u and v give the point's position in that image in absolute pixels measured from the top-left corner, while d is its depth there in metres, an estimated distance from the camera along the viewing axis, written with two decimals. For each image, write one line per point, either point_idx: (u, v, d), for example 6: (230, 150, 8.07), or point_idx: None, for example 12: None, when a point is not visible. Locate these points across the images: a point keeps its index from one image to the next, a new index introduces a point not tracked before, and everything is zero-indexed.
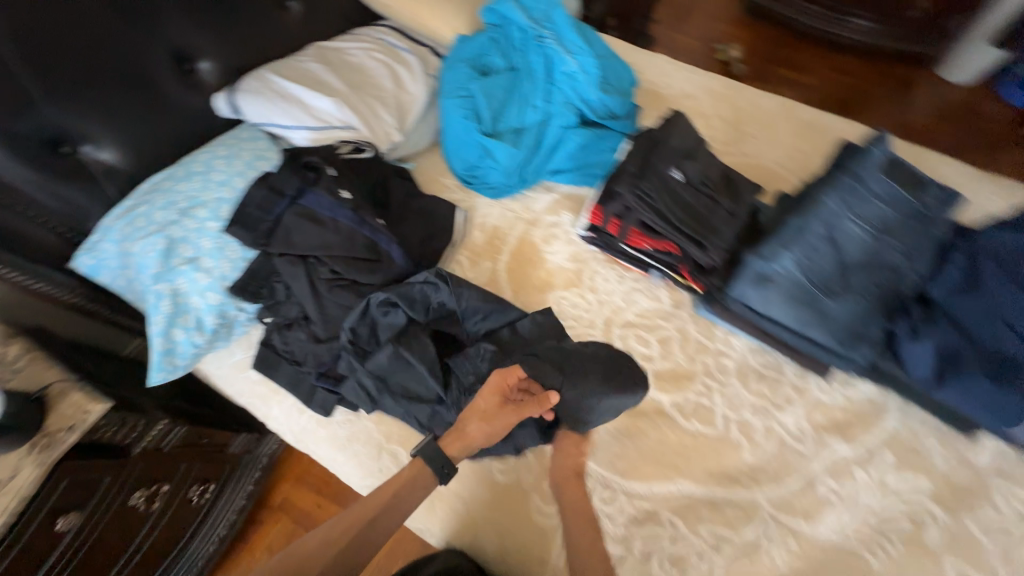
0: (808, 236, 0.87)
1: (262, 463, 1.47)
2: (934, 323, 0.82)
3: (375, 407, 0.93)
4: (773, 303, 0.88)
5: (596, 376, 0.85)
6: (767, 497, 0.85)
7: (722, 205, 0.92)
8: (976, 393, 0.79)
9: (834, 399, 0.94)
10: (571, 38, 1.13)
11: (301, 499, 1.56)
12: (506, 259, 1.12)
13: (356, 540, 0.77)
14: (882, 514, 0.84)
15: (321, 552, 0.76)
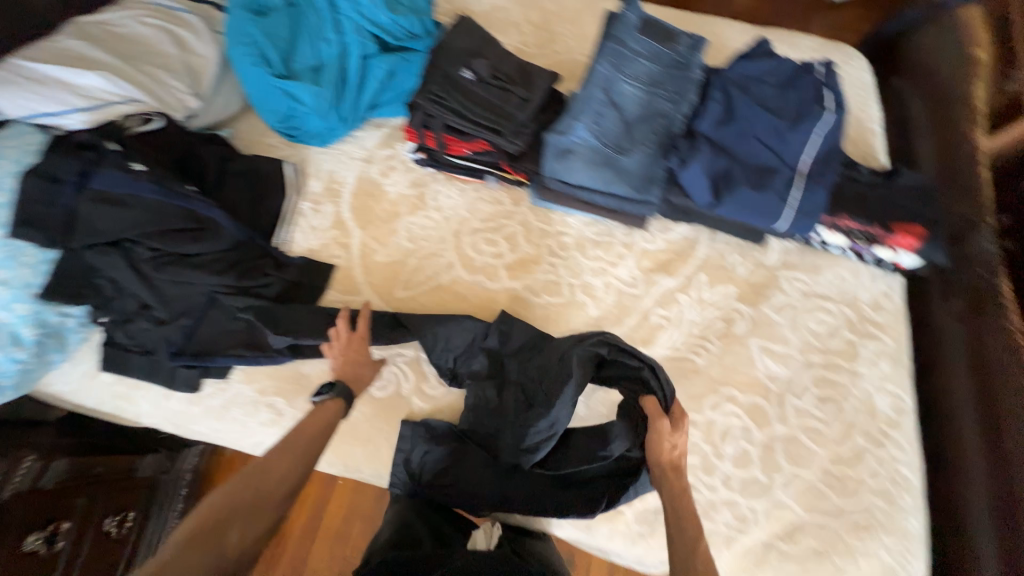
0: (591, 103, 0.97)
1: (188, 479, 1.34)
2: (699, 150, 0.95)
3: (243, 369, 0.94)
4: (577, 171, 0.97)
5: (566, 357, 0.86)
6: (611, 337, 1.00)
7: (513, 94, 0.99)
8: (742, 202, 0.95)
9: (656, 245, 1.09)
10: None
11: None
12: (348, 200, 1.13)
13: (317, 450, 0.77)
14: (704, 323, 1.01)
15: (283, 465, 0.73)
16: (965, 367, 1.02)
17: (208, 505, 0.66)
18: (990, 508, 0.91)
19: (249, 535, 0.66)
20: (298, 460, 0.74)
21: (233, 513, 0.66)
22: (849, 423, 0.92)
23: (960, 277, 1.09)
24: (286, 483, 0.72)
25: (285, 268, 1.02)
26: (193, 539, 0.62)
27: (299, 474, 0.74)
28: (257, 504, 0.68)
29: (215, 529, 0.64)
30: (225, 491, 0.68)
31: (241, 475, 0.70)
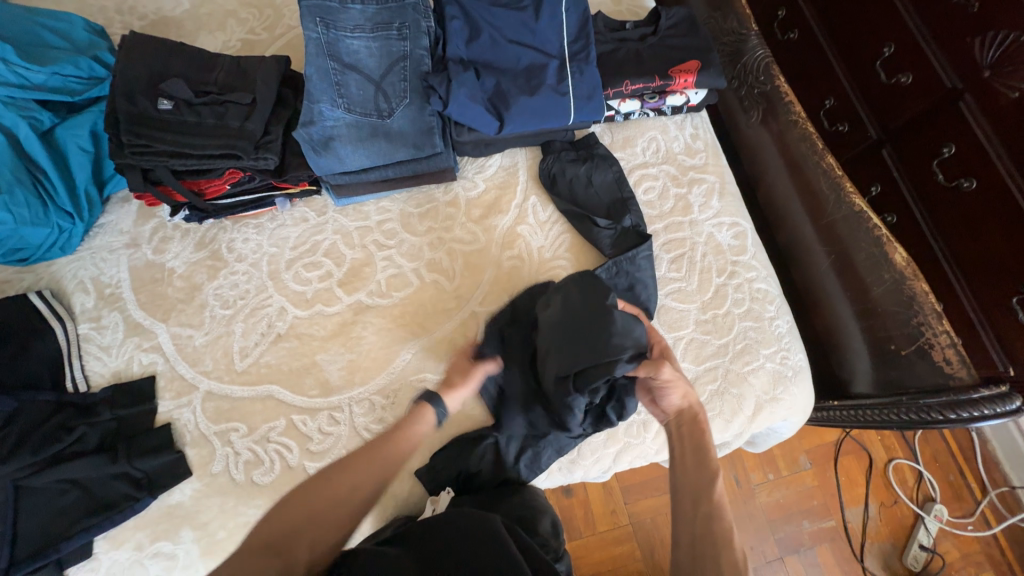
0: (325, 76, 0.86)
1: None
2: (456, 77, 0.87)
3: (107, 535, 0.82)
4: (349, 155, 0.88)
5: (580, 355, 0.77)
6: (477, 301, 0.96)
7: (231, 104, 0.84)
8: (527, 112, 0.90)
9: (478, 189, 1.03)
10: None
11: None
12: (133, 298, 0.95)
13: (391, 463, 0.73)
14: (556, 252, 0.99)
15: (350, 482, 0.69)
16: (780, 165, 1.09)
17: (277, 512, 0.66)
18: (835, 276, 1.01)
19: (312, 554, 0.64)
20: (364, 480, 0.70)
21: (293, 529, 0.65)
22: (703, 270, 0.97)
23: (749, 86, 1.15)
24: (351, 501, 0.69)
25: (93, 410, 0.86)
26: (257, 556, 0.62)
27: (366, 492, 0.70)
28: (315, 520, 0.66)
29: (275, 544, 0.63)
30: (294, 501, 0.67)
31: (307, 483, 0.69)
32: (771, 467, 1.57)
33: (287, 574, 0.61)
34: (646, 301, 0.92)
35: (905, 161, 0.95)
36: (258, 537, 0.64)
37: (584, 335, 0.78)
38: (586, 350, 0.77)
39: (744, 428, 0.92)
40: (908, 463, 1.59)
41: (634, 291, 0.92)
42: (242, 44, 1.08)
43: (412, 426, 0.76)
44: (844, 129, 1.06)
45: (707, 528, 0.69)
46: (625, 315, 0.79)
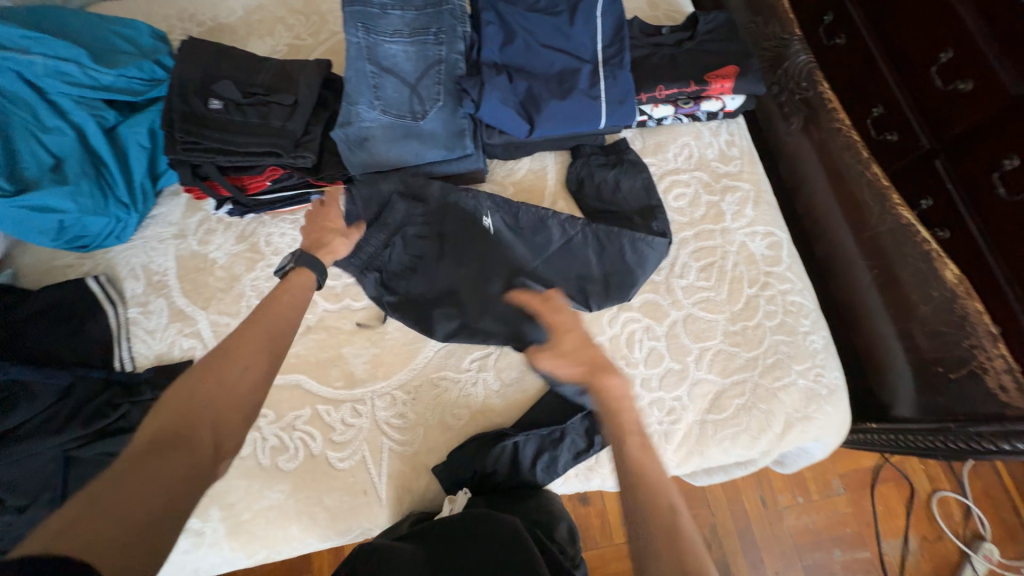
0: (363, 79, 0.89)
1: None
2: (489, 81, 0.88)
3: None
4: (383, 154, 0.92)
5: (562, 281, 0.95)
6: None
7: (275, 104, 0.88)
8: (558, 116, 0.90)
9: (506, 192, 1.03)
10: (6, 33, 0.91)
11: None
12: (177, 286, 1.01)
13: (277, 335, 0.71)
14: (567, 242, 0.96)
15: (243, 365, 0.66)
16: (822, 174, 1.05)
17: (174, 398, 0.62)
18: (878, 292, 0.96)
19: (216, 434, 0.62)
20: (254, 359, 0.67)
21: (189, 414, 0.61)
22: (734, 280, 0.95)
23: (790, 92, 1.12)
24: (243, 382, 0.65)
25: (137, 389, 0.91)
26: (154, 444, 0.58)
27: (259, 376, 0.66)
28: (211, 403, 0.63)
29: (173, 434, 0.59)
30: (179, 396, 0.63)
31: (200, 367, 0.65)
32: (801, 489, 1.50)
33: (199, 457, 0.58)
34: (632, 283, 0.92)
35: (963, 175, 0.84)
36: (147, 434, 0.60)
37: (571, 269, 0.95)
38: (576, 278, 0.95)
39: (772, 446, 0.89)
40: (954, 496, 1.48)
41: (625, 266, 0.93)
42: (288, 49, 1.14)
43: (287, 291, 0.75)
44: (892, 138, 0.94)
45: (661, 516, 0.61)
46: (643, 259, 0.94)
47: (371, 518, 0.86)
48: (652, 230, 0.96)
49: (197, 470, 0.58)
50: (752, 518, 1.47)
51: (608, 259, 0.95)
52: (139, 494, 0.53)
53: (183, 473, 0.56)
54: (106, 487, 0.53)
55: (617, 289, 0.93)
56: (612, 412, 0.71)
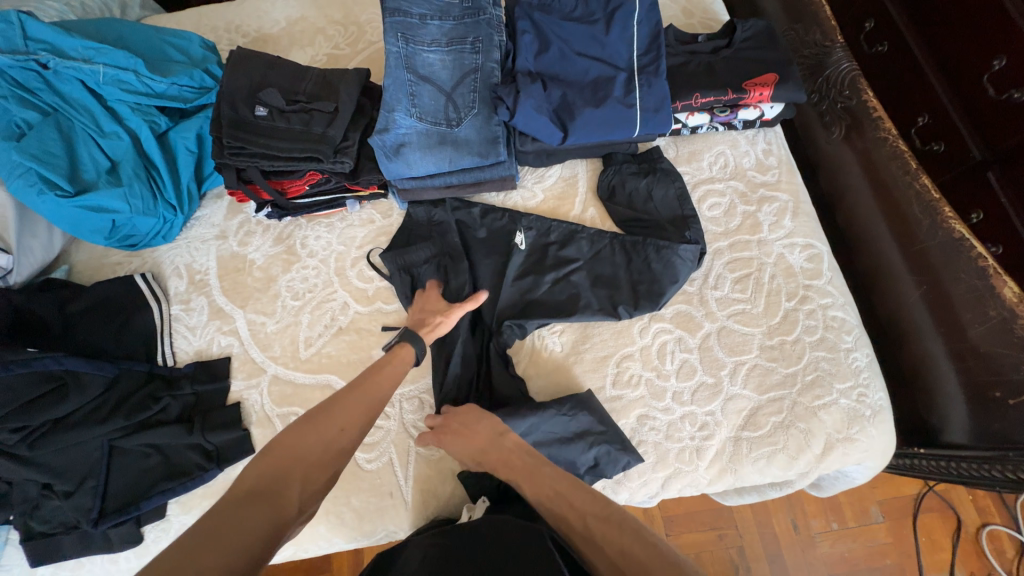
0: (401, 87, 0.91)
1: None
2: (523, 88, 0.89)
3: (180, 499, 0.89)
4: (417, 161, 0.92)
5: (602, 292, 0.94)
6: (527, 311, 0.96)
7: (317, 112, 0.91)
8: (592, 124, 0.90)
9: (537, 199, 1.04)
10: (75, 44, 0.97)
11: None
12: (218, 285, 1.05)
13: (375, 406, 0.77)
14: (594, 255, 0.97)
15: (338, 429, 0.71)
16: (864, 183, 1.01)
17: (271, 452, 0.66)
18: (926, 309, 0.90)
19: (303, 495, 0.64)
20: (349, 428, 0.72)
21: (283, 470, 0.64)
22: (772, 292, 0.92)
23: (831, 101, 1.08)
24: (335, 447, 0.69)
25: (178, 383, 0.95)
26: (251, 493, 0.60)
27: (349, 441, 0.71)
28: (303, 460, 0.66)
29: (267, 486, 0.62)
30: (278, 447, 0.67)
31: (297, 424, 0.70)
32: (836, 515, 1.43)
33: (281, 515, 0.60)
34: (657, 294, 0.91)
35: (1018, 187, 0.80)
36: (242, 482, 0.63)
37: (613, 282, 0.94)
38: (619, 287, 0.94)
39: (811, 468, 0.85)
40: (1005, 530, 1.39)
41: (654, 280, 0.92)
42: (328, 58, 1.17)
43: (383, 368, 0.81)
44: (940, 149, 0.91)
45: (598, 536, 0.65)
46: (684, 264, 0.92)
47: (396, 521, 0.87)
48: (686, 239, 0.94)
49: (280, 526, 0.59)
50: (783, 542, 1.41)
51: (636, 269, 0.94)
52: (233, 540, 0.54)
53: (268, 527, 0.58)
54: (205, 528, 0.54)
55: (646, 296, 0.91)
56: (522, 460, 0.77)
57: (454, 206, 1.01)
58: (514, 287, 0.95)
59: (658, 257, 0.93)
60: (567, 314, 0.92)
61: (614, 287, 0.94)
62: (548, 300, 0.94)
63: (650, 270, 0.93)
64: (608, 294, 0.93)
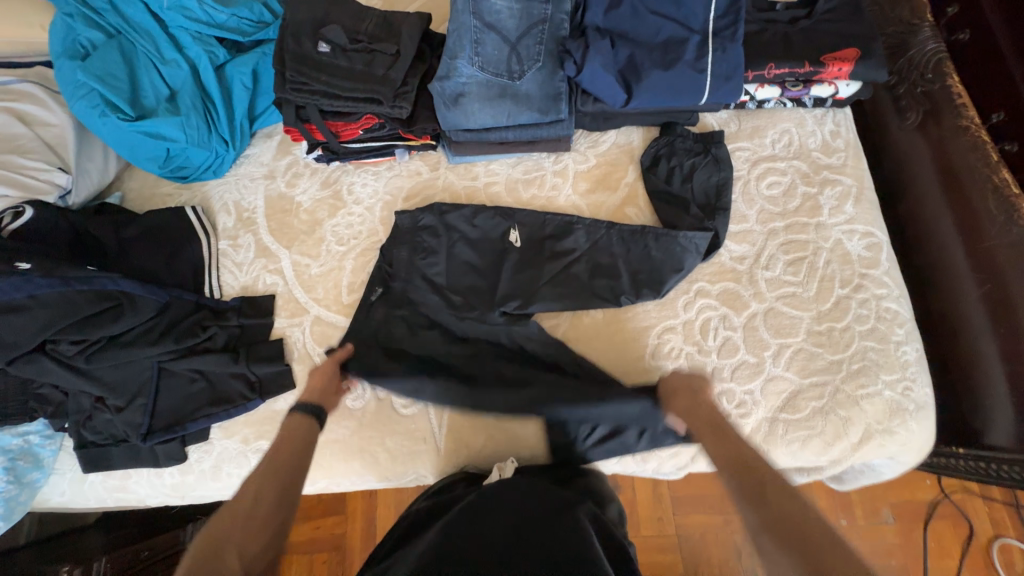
0: (466, 33, 0.88)
1: None
2: (592, 44, 0.86)
3: (222, 425, 0.93)
4: (475, 112, 0.91)
5: (619, 275, 0.91)
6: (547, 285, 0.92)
7: (378, 53, 0.89)
8: (659, 88, 0.87)
9: (589, 164, 1.02)
10: None
11: (298, 539, 1.43)
12: (264, 224, 1.06)
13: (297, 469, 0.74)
14: (592, 245, 0.95)
15: (251, 513, 0.67)
16: (933, 176, 0.97)
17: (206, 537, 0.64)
18: (983, 309, 0.88)
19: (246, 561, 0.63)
20: (268, 496, 0.69)
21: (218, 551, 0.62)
22: (825, 278, 0.89)
23: (910, 84, 1.03)
24: (263, 510, 0.68)
25: (225, 315, 0.97)
26: (193, 566, 0.60)
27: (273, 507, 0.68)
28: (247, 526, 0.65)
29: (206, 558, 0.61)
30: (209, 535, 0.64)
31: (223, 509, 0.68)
32: (846, 512, 1.43)
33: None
34: (660, 279, 0.89)
35: None
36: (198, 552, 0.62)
37: (619, 270, 0.92)
38: (623, 274, 0.92)
39: (845, 455, 0.84)
40: (1017, 545, 1.38)
41: (656, 268, 0.91)
42: (384, 2, 1.14)
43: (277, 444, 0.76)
44: (1012, 150, 0.87)
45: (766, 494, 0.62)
46: (686, 249, 0.90)
47: (426, 466, 0.89)
48: (701, 226, 0.91)
49: None
50: None
51: (635, 258, 0.92)
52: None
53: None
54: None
55: (648, 285, 0.90)
56: (708, 416, 0.75)
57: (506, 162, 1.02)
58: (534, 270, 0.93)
59: (656, 244, 0.92)
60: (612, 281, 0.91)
61: (619, 274, 0.92)
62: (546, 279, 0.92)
63: (651, 258, 0.91)
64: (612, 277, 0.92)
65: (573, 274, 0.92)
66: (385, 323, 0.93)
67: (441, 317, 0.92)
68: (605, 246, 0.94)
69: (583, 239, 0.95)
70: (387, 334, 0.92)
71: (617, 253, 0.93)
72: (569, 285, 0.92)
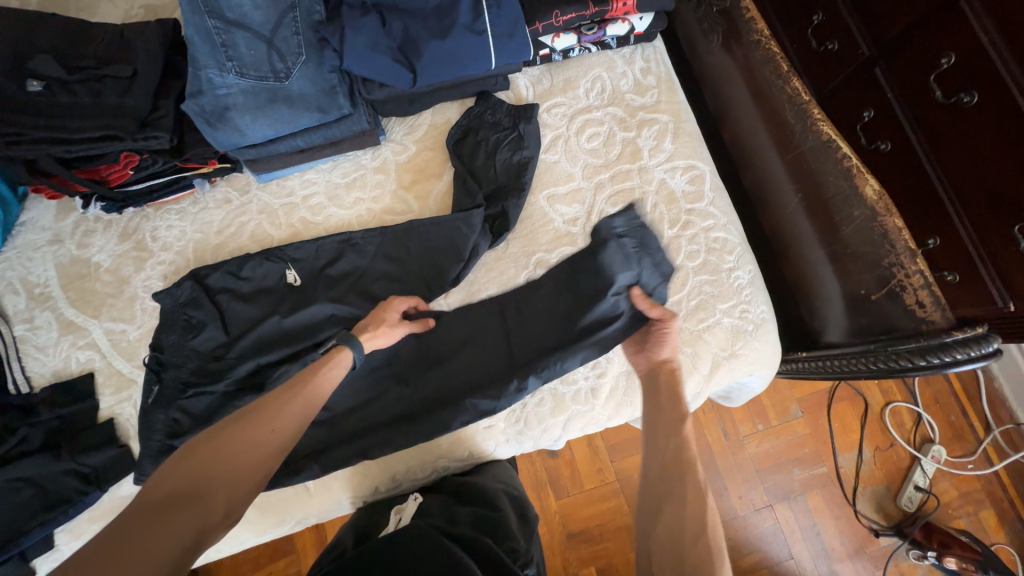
0: (206, 37, 0.76)
1: None
2: (352, 26, 0.77)
3: (66, 528, 0.84)
4: (250, 126, 0.80)
5: (408, 276, 0.89)
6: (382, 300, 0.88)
7: (110, 79, 0.77)
8: (442, 60, 0.81)
9: (409, 151, 0.95)
10: None
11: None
12: (63, 297, 0.93)
13: (310, 404, 0.69)
14: (373, 254, 0.90)
15: (259, 436, 0.64)
16: (743, 96, 0.98)
17: (201, 449, 0.62)
18: (806, 216, 0.91)
19: (230, 496, 0.61)
20: (283, 423, 0.66)
21: (209, 474, 0.61)
22: (654, 222, 0.89)
23: (708, 6, 1.01)
24: (270, 443, 0.64)
25: (35, 411, 0.86)
26: (186, 486, 0.60)
27: (275, 440, 0.65)
28: (238, 460, 0.62)
29: (190, 486, 0.60)
30: (209, 446, 0.63)
31: (228, 422, 0.65)
32: (761, 417, 1.52)
33: (206, 518, 0.59)
34: (448, 266, 0.88)
35: (899, 82, 0.81)
36: (156, 489, 0.61)
37: (418, 268, 0.89)
38: (414, 270, 0.88)
39: (701, 388, 0.87)
40: (905, 405, 1.52)
41: (441, 255, 0.88)
42: (145, 9, 0.93)
43: (319, 373, 0.72)
44: (833, 49, 0.90)
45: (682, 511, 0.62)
46: (464, 226, 0.87)
47: (305, 508, 0.85)
48: (523, 196, 0.89)
49: (203, 527, 0.58)
50: (715, 450, 1.49)
51: (417, 253, 0.89)
52: (148, 555, 0.54)
53: (186, 539, 0.57)
54: (121, 530, 0.56)
55: (434, 276, 0.88)
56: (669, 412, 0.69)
57: (301, 176, 0.95)
58: (348, 284, 0.89)
59: (475, 233, 0.88)
60: (447, 273, 0.88)
61: (409, 270, 0.89)
62: (380, 296, 0.88)
63: (434, 247, 0.88)
64: (406, 276, 0.89)
65: (356, 291, 0.88)
66: (190, 384, 0.85)
67: (225, 356, 0.86)
68: (423, 239, 0.89)
69: (362, 250, 0.90)
70: (220, 396, 0.85)
71: (442, 243, 0.88)
72: (406, 288, 0.88)
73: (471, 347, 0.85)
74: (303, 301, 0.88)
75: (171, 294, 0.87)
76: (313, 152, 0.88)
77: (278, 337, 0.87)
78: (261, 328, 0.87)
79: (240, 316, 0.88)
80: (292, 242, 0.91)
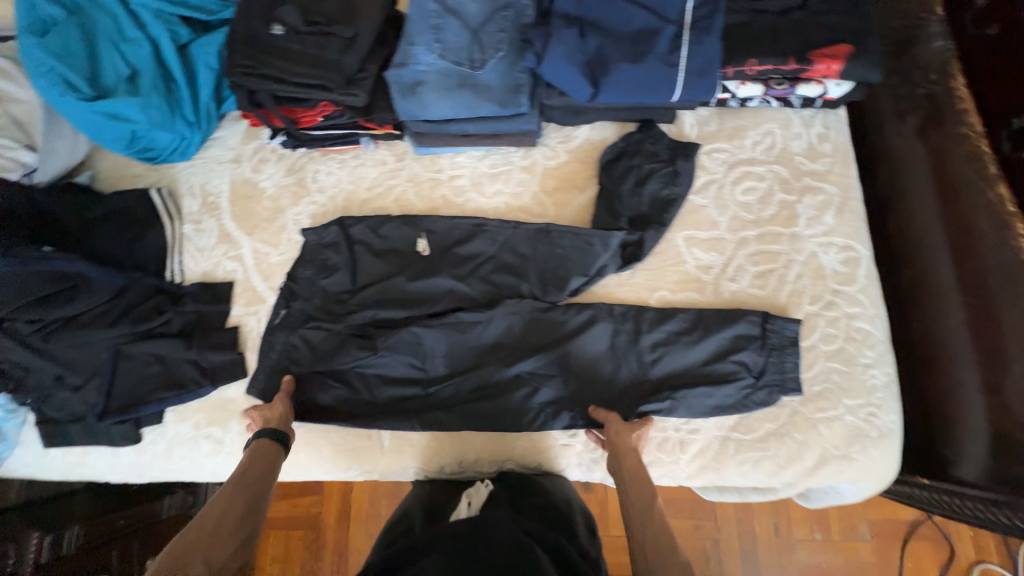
0: (426, 19, 0.86)
1: None
2: (554, 35, 0.81)
3: (175, 410, 0.93)
4: (433, 103, 0.86)
5: (529, 275, 0.90)
6: (498, 292, 0.90)
7: (335, 37, 0.87)
8: (627, 82, 0.82)
9: (558, 159, 0.98)
10: None
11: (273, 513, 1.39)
12: (228, 210, 1.05)
13: (257, 499, 0.72)
14: (501, 245, 0.93)
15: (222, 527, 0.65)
16: (926, 187, 0.90)
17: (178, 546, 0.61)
18: (969, 333, 0.81)
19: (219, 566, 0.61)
20: (236, 515, 0.68)
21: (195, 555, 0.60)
22: (793, 293, 0.85)
23: (912, 85, 0.96)
24: (230, 533, 0.65)
25: (182, 300, 0.98)
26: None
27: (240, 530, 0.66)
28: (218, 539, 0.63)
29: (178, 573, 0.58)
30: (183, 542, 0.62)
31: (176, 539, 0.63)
32: (821, 525, 1.33)
33: None
34: (571, 277, 0.89)
35: None
36: None
37: (541, 272, 0.90)
38: (538, 273, 0.90)
39: (800, 480, 0.80)
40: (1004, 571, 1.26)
41: (565, 266, 0.89)
42: None
43: (261, 465, 0.75)
44: None
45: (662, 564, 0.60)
46: (600, 246, 0.89)
47: (371, 464, 0.88)
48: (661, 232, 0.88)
49: None
50: (760, 542, 1.32)
51: (544, 257, 0.91)
52: None
53: None
54: None
55: (553, 283, 0.89)
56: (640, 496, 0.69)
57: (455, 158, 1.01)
58: (470, 269, 0.92)
59: (607, 253, 0.89)
60: (566, 282, 0.89)
61: (531, 271, 0.91)
62: (498, 287, 0.91)
63: (562, 257, 0.90)
64: (530, 278, 0.90)
65: (476, 276, 0.91)
66: (312, 317, 0.92)
67: (346, 301, 0.93)
68: (553, 245, 0.90)
69: (492, 239, 0.93)
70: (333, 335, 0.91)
71: (570, 255, 0.89)
72: (524, 286, 0.90)
73: (576, 360, 0.86)
74: (427, 271, 0.93)
75: (318, 234, 0.96)
76: (477, 139, 0.92)
77: (398, 296, 0.92)
78: (385, 286, 0.93)
79: (368, 269, 0.95)
80: (431, 215, 0.96)
